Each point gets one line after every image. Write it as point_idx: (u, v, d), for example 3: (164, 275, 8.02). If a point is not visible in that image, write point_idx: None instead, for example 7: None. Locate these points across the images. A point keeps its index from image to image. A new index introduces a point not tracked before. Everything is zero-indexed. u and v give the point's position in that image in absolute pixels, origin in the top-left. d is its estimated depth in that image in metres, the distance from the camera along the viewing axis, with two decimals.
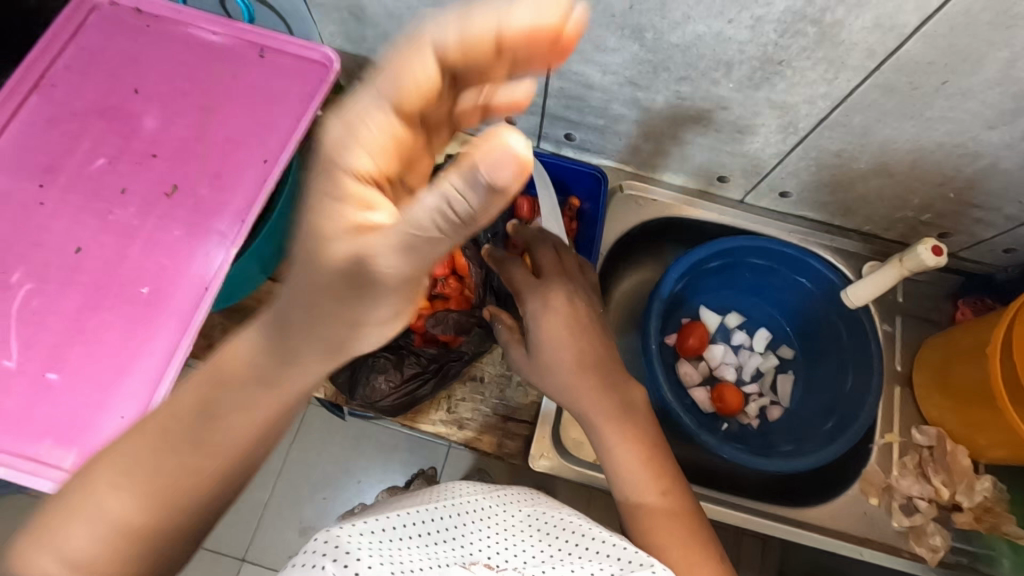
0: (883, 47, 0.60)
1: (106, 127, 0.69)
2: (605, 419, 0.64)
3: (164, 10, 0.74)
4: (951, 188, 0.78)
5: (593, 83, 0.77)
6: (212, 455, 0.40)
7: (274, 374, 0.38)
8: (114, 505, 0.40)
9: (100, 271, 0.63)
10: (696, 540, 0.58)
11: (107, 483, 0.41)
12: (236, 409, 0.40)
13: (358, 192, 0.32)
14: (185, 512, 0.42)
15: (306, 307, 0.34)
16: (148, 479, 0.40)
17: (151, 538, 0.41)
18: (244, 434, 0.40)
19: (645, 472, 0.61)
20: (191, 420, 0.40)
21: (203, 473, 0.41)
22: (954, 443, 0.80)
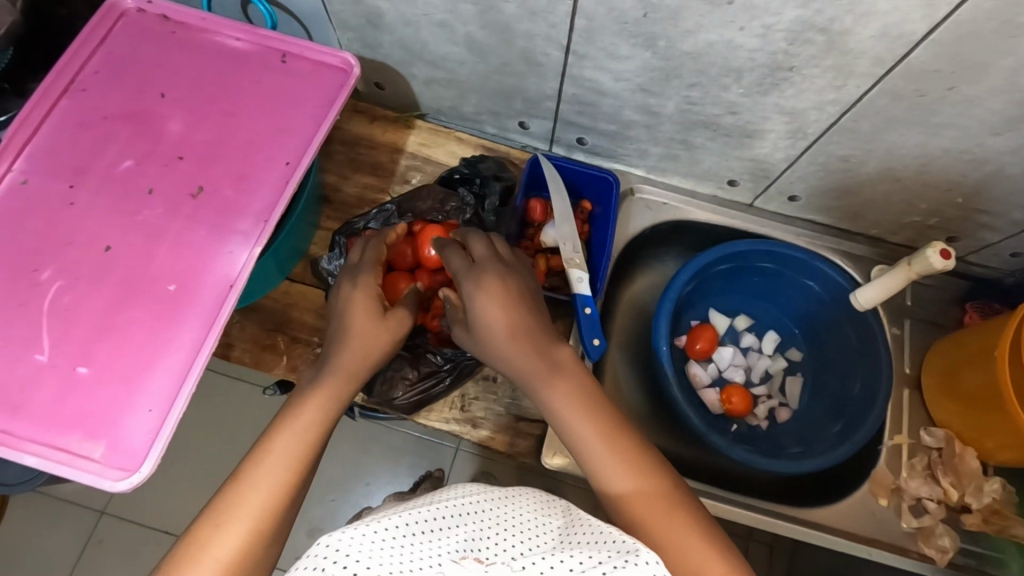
0: (891, 54, 0.61)
1: (134, 130, 0.71)
2: (573, 411, 0.59)
3: (189, 17, 0.77)
4: (958, 193, 0.79)
5: (605, 89, 0.78)
6: (302, 451, 0.55)
7: (339, 379, 0.61)
8: (228, 540, 0.49)
9: (129, 269, 0.65)
10: (685, 531, 0.52)
11: (213, 527, 0.49)
12: (308, 414, 0.57)
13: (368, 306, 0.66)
14: (285, 499, 0.52)
15: (353, 362, 0.63)
16: (255, 503, 0.51)
17: (265, 547, 0.50)
18: (321, 415, 0.58)
19: (620, 465, 0.56)
20: (280, 422, 0.56)
21: (292, 460, 0.54)
22: (963, 445, 0.81)
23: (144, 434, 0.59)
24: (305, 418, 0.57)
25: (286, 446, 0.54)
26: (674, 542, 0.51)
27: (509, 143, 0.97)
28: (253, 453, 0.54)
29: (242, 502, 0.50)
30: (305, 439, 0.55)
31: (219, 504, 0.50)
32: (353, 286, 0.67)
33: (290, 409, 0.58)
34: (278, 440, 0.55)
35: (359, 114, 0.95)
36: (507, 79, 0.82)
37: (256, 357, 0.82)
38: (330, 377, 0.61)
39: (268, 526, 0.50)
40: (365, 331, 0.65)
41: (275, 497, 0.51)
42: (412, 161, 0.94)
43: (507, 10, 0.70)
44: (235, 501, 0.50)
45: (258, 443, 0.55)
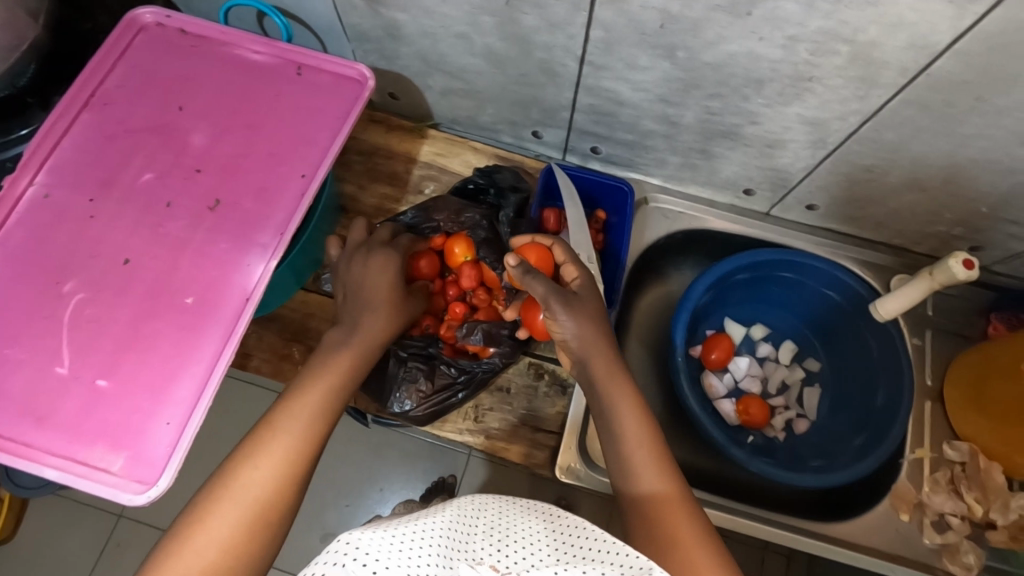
0: (917, 65, 0.60)
1: (155, 143, 0.72)
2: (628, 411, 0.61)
3: (209, 31, 0.77)
4: (984, 204, 0.78)
5: (623, 99, 0.78)
6: (327, 395, 0.59)
7: (343, 348, 0.64)
8: (258, 475, 0.52)
9: (151, 281, 0.66)
10: (687, 529, 0.52)
11: (245, 467, 0.52)
12: (331, 366, 0.62)
13: (373, 282, 0.69)
14: (306, 456, 0.55)
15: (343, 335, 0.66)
16: (282, 444, 0.54)
17: (289, 496, 0.52)
18: (336, 377, 0.61)
19: (653, 465, 0.58)
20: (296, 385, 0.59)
21: (310, 418, 0.56)
22: (988, 459, 0.79)
23: (164, 447, 0.60)
24: (328, 367, 0.61)
25: (310, 396, 0.58)
26: (676, 538, 0.52)
27: (524, 152, 0.97)
28: (282, 401, 0.58)
29: (271, 446, 0.53)
30: (333, 387, 0.60)
31: (247, 448, 0.53)
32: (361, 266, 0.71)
33: (314, 367, 0.61)
34: (302, 396, 0.58)
35: (376, 124, 0.96)
36: (525, 90, 0.82)
37: (274, 366, 0.84)
38: (352, 336, 0.65)
39: (295, 471, 0.53)
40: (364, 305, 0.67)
41: (300, 446, 0.54)
42: (427, 171, 0.94)
43: (526, 22, 0.69)
44: (258, 449, 0.53)
45: (288, 389, 0.59)
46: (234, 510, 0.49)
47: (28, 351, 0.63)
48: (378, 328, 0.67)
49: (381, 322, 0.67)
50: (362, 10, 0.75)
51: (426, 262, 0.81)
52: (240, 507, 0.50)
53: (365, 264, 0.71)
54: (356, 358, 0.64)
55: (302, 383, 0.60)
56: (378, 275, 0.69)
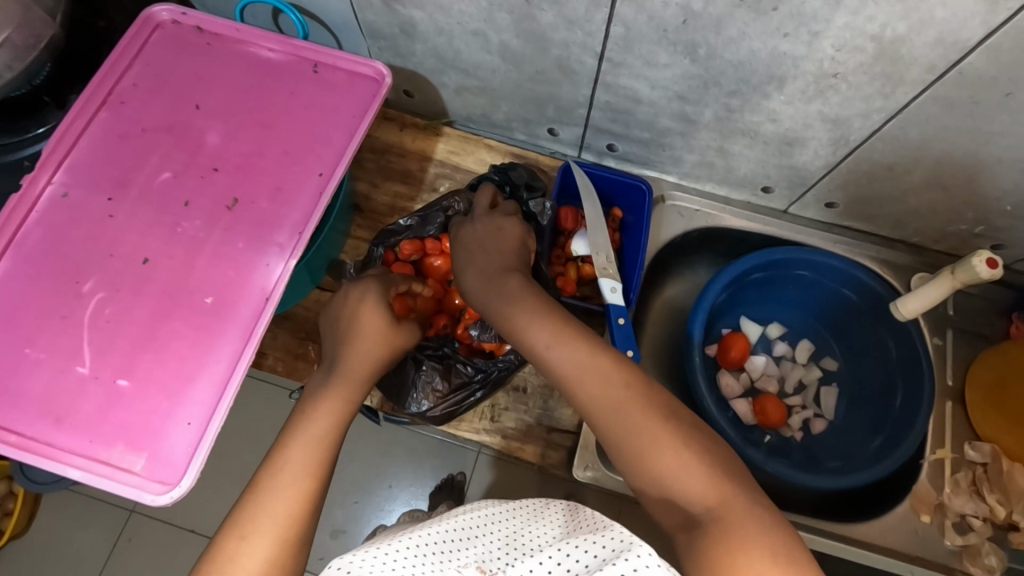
0: (945, 61, 0.59)
1: (172, 141, 0.72)
2: (582, 384, 0.54)
3: (225, 29, 0.77)
4: (1007, 202, 0.76)
5: (641, 97, 0.77)
6: (318, 454, 0.55)
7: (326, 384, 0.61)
8: (245, 558, 0.48)
9: (169, 280, 0.65)
10: (709, 515, 0.45)
11: (236, 539, 0.49)
12: (319, 420, 0.58)
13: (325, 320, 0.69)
14: (305, 513, 0.52)
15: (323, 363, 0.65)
16: (277, 508, 0.51)
17: (291, 556, 0.50)
18: (325, 426, 0.57)
19: (653, 452, 0.49)
20: (282, 438, 0.56)
21: (304, 473, 0.53)
22: (1011, 462, 0.79)
23: (183, 447, 0.59)
24: (311, 427, 0.57)
25: (302, 451, 0.55)
26: (703, 533, 0.44)
27: (538, 150, 0.96)
28: (266, 468, 0.54)
29: (263, 511, 0.50)
30: (319, 445, 0.56)
31: (240, 518, 0.50)
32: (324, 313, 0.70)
33: (300, 416, 0.58)
34: (292, 450, 0.54)
35: (390, 122, 0.96)
36: (540, 87, 0.82)
37: (289, 365, 0.84)
38: (340, 380, 0.61)
39: (292, 530, 0.50)
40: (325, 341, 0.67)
41: (295, 503, 0.51)
42: (441, 169, 0.94)
43: (544, 19, 0.69)
44: (251, 516, 0.50)
45: (277, 446, 0.55)
46: None
47: (46, 351, 0.63)
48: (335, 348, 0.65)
49: (337, 343, 0.65)
50: (378, 7, 0.75)
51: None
52: None
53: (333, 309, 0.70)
54: (336, 396, 0.60)
55: (286, 445, 0.55)
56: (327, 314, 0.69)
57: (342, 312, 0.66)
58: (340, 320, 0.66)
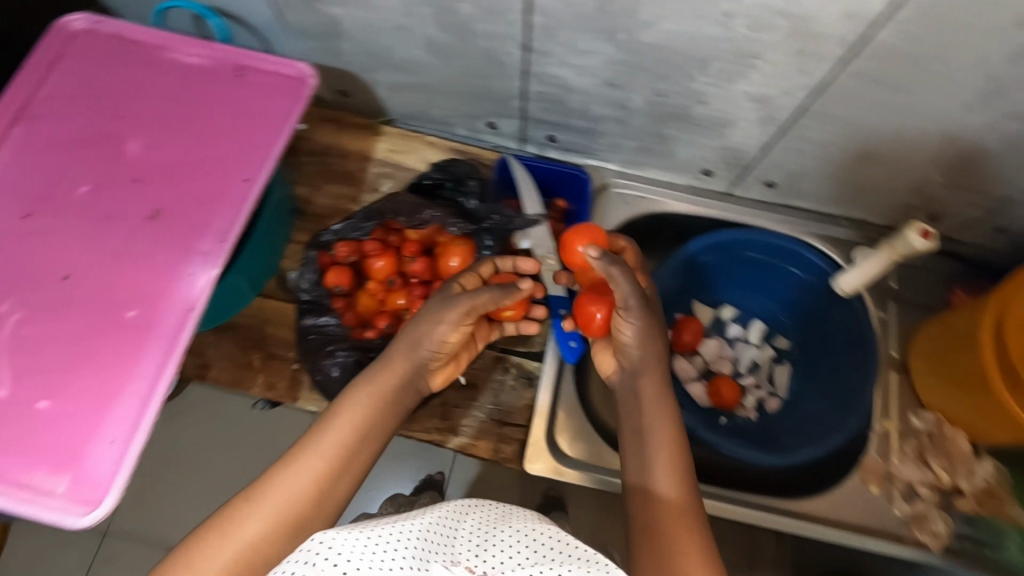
0: (855, 35, 0.59)
1: (90, 154, 0.70)
2: (649, 405, 0.64)
3: (144, 36, 0.75)
4: (937, 172, 0.77)
5: (572, 85, 0.77)
6: (344, 445, 0.58)
7: (386, 379, 0.63)
8: (253, 524, 0.53)
9: (91, 297, 0.64)
10: (684, 534, 0.55)
11: (251, 502, 0.54)
12: (355, 413, 0.60)
13: (439, 297, 0.67)
14: (314, 504, 0.55)
15: (402, 350, 0.65)
16: (291, 486, 0.55)
17: (292, 533, 0.54)
18: (360, 426, 0.60)
19: (668, 472, 0.59)
20: (318, 423, 0.60)
21: (326, 465, 0.57)
22: (953, 428, 0.81)
23: (109, 466, 0.58)
24: (346, 416, 0.60)
25: (331, 439, 0.58)
26: (677, 547, 0.54)
27: (480, 144, 0.95)
28: (298, 445, 0.58)
29: (280, 484, 0.55)
30: (347, 439, 0.59)
31: (260, 484, 0.56)
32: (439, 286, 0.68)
33: (341, 401, 0.62)
34: (323, 436, 0.58)
35: (328, 123, 0.94)
36: (473, 81, 0.81)
37: (234, 375, 0.83)
38: (387, 368, 0.64)
39: (298, 509, 0.54)
40: (425, 322, 0.65)
41: (311, 486, 0.56)
42: (382, 168, 0.93)
43: (464, 11, 0.68)
44: (270, 487, 0.55)
45: (313, 427, 0.60)
46: (231, 545, 0.51)
47: None
48: (424, 345, 0.64)
49: (435, 342, 0.64)
50: (298, 6, 0.74)
51: (458, 261, 0.79)
52: (224, 555, 0.51)
53: (446, 288, 0.68)
54: (387, 398, 0.62)
55: (320, 429, 0.59)
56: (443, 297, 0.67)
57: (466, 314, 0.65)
58: (462, 321, 0.65)
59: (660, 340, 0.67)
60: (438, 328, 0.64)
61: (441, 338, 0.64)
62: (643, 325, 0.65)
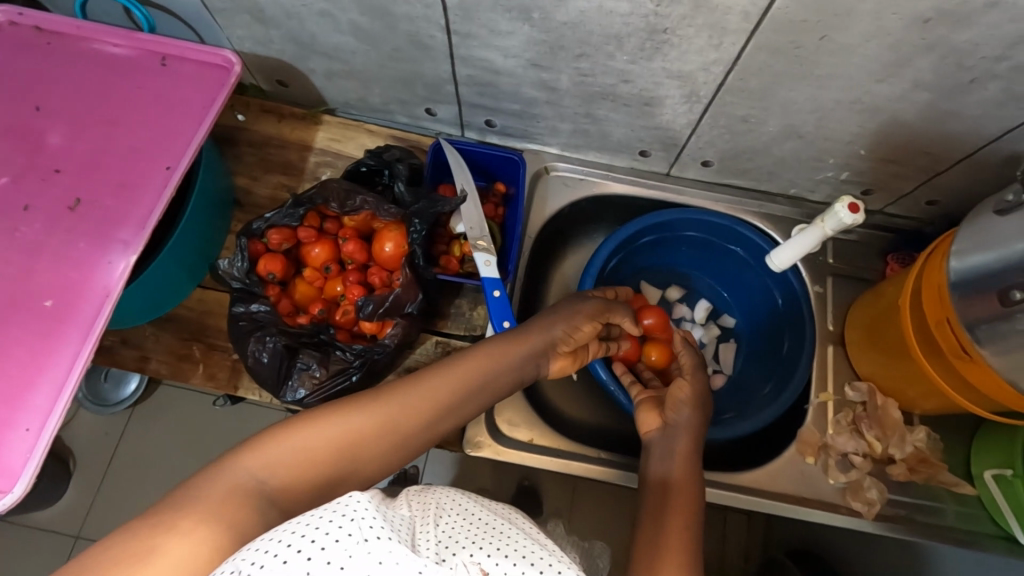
0: (756, 8, 0.60)
1: (8, 145, 0.69)
2: (683, 430, 0.71)
3: (65, 27, 0.75)
4: (862, 145, 0.79)
5: (498, 68, 0.77)
6: (453, 394, 0.63)
7: (508, 349, 0.69)
8: (361, 423, 0.57)
9: (7, 287, 0.63)
10: (678, 527, 0.61)
11: (367, 405, 0.58)
12: (473, 369, 0.65)
13: (566, 305, 0.75)
14: (401, 439, 0.59)
15: (522, 332, 0.72)
16: (401, 411, 0.59)
17: (380, 450, 0.57)
18: (471, 384, 0.65)
19: (684, 482, 0.66)
20: (439, 369, 0.64)
21: (426, 411, 0.61)
22: (884, 397, 0.82)
23: (20, 454, 0.58)
24: (467, 368, 0.65)
25: (448, 384, 0.63)
26: (669, 536, 0.60)
27: (422, 132, 0.96)
28: (418, 375, 0.63)
29: (393, 403, 0.59)
30: (457, 390, 0.64)
31: (377, 394, 0.59)
32: (577, 295, 0.77)
33: (467, 353, 0.67)
34: (441, 379, 0.63)
35: (267, 114, 0.94)
36: (402, 66, 0.81)
37: (173, 367, 0.82)
38: (516, 340, 0.70)
39: (395, 435, 0.58)
40: (550, 319, 0.73)
41: (415, 418, 0.60)
42: (323, 157, 0.93)
43: None
44: (385, 400, 0.59)
45: (437, 367, 0.64)
46: (339, 434, 0.55)
47: None
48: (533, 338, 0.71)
49: (538, 343, 0.71)
50: None
51: (391, 246, 0.80)
52: (329, 438, 0.54)
53: (572, 300, 0.77)
54: (502, 367, 0.68)
55: (444, 371, 0.64)
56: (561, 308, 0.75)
57: (566, 333, 0.73)
58: (561, 335, 0.73)
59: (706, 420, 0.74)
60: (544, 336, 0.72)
61: (538, 344, 0.71)
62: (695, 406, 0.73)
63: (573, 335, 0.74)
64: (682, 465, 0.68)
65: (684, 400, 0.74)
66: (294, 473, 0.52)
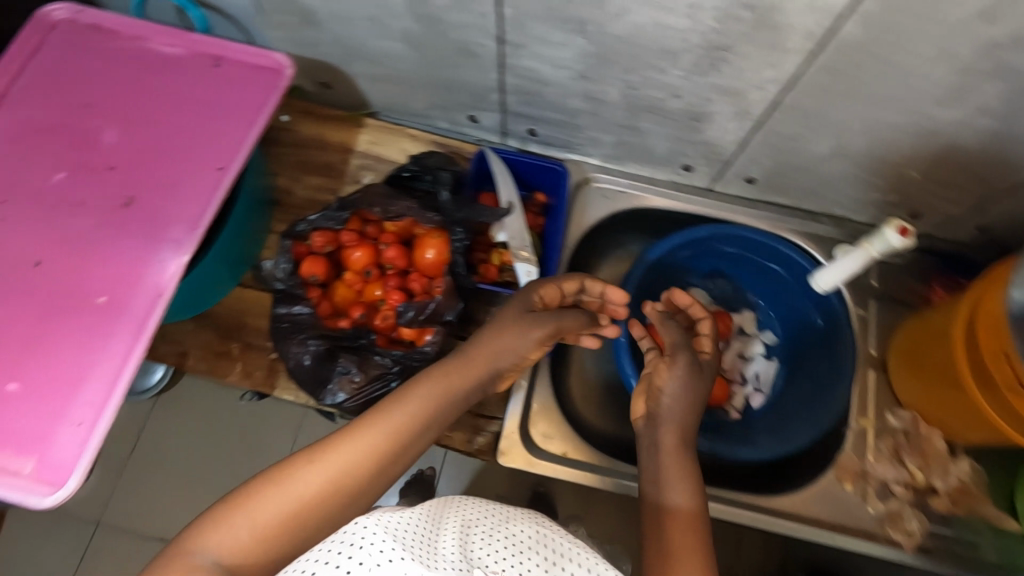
0: (821, 28, 0.59)
1: (64, 142, 0.70)
2: (670, 431, 0.68)
3: (122, 27, 0.76)
4: (915, 168, 0.77)
5: (546, 78, 0.77)
6: (406, 426, 0.59)
7: (462, 363, 0.66)
8: (310, 480, 0.53)
9: (60, 282, 0.64)
10: (684, 535, 0.58)
11: (311, 460, 0.54)
12: (423, 399, 0.62)
13: (514, 308, 0.72)
14: (360, 484, 0.55)
15: (474, 345, 0.69)
16: (352, 455, 0.55)
17: (337, 503, 0.53)
18: (423, 413, 0.61)
19: (680, 491, 0.62)
20: (384, 403, 0.61)
21: (379, 449, 0.57)
22: (929, 427, 0.81)
23: (73, 447, 0.59)
24: (416, 397, 0.62)
25: (397, 417, 0.60)
26: (676, 547, 0.57)
27: (462, 138, 0.96)
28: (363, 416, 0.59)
29: (341, 449, 0.55)
30: (412, 421, 0.60)
31: (322, 445, 0.56)
32: (521, 292, 0.74)
33: (414, 383, 0.63)
34: (389, 414, 0.60)
35: (309, 116, 0.94)
36: (450, 73, 0.81)
37: (210, 363, 0.83)
38: (468, 361, 0.67)
39: (351, 479, 0.54)
40: (495, 328, 0.70)
41: (368, 459, 0.56)
42: (363, 160, 0.93)
43: (435, 3, 0.68)
44: (333, 446, 0.55)
45: (384, 403, 0.61)
46: (285, 498, 0.51)
47: None
48: (490, 345, 0.69)
49: (495, 350, 0.69)
50: None
51: (433, 253, 0.79)
52: (277, 506, 0.51)
53: (512, 304, 0.73)
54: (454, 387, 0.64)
55: (393, 405, 0.60)
56: (505, 311, 0.72)
57: (522, 335, 0.70)
58: (517, 340, 0.70)
59: (700, 399, 0.71)
60: (495, 342, 0.69)
61: (494, 351, 0.69)
62: (688, 375, 0.72)
63: (529, 335, 0.70)
64: (676, 476, 0.64)
65: (665, 396, 0.71)
66: (248, 552, 0.49)
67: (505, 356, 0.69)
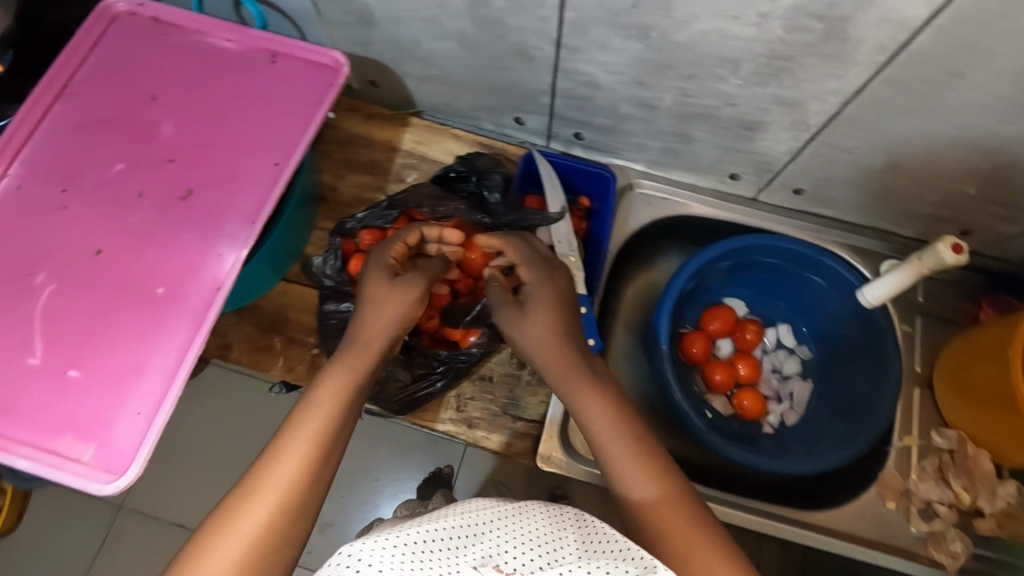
0: (894, 41, 0.58)
1: (125, 133, 0.71)
2: (597, 395, 0.58)
3: (182, 20, 0.77)
4: (972, 184, 0.76)
5: (599, 83, 0.77)
6: (327, 431, 0.53)
7: (354, 349, 0.59)
8: (251, 517, 0.48)
9: (119, 273, 0.65)
10: (670, 521, 0.50)
11: (245, 495, 0.49)
12: (332, 401, 0.55)
13: (365, 285, 0.64)
14: (306, 499, 0.51)
15: (353, 334, 0.61)
16: (278, 479, 0.50)
17: (290, 525, 0.49)
18: (342, 412, 0.55)
19: (635, 465, 0.53)
20: (294, 410, 0.55)
21: (305, 459, 0.52)
22: (976, 446, 0.78)
23: (133, 436, 0.60)
24: (321, 402, 0.55)
25: (309, 425, 0.53)
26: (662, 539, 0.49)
27: (506, 139, 0.96)
28: (278, 436, 0.53)
29: (269, 474, 0.50)
30: (327, 419, 0.54)
31: (247, 478, 0.51)
32: (367, 264, 0.66)
33: (314, 389, 0.56)
34: (298, 427, 0.53)
35: (355, 112, 0.95)
36: (502, 74, 0.81)
37: (253, 357, 0.84)
38: (355, 354, 0.59)
39: (289, 498, 0.50)
40: (365, 311, 0.62)
41: (293, 475, 0.50)
42: (408, 159, 0.93)
43: (496, 5, 0.68)
44: (261, 475, 0.50)
45: (290, 417, 0.54)
46: (234, 542, 0.47)
47: None
48: (377, 329, 0.61)
49: (380, 327, 0.61)
50: None
51: None
52: (229, 553, 0.47)
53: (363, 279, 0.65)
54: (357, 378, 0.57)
55: (300, 415, 0.54)
56: (367, 285, 0.64)
57: (391, 303, 0.63)
58: (395, 314, 0.62)
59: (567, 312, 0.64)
60: (379, 322, 0.61)
61: (380, 328, 0.61)
62: (539, 308, 0.63)
63: (404, 298, 0.63)
64: (625, 457, 0.54)
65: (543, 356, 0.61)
66: None
67: (382, 337, 0.61)
